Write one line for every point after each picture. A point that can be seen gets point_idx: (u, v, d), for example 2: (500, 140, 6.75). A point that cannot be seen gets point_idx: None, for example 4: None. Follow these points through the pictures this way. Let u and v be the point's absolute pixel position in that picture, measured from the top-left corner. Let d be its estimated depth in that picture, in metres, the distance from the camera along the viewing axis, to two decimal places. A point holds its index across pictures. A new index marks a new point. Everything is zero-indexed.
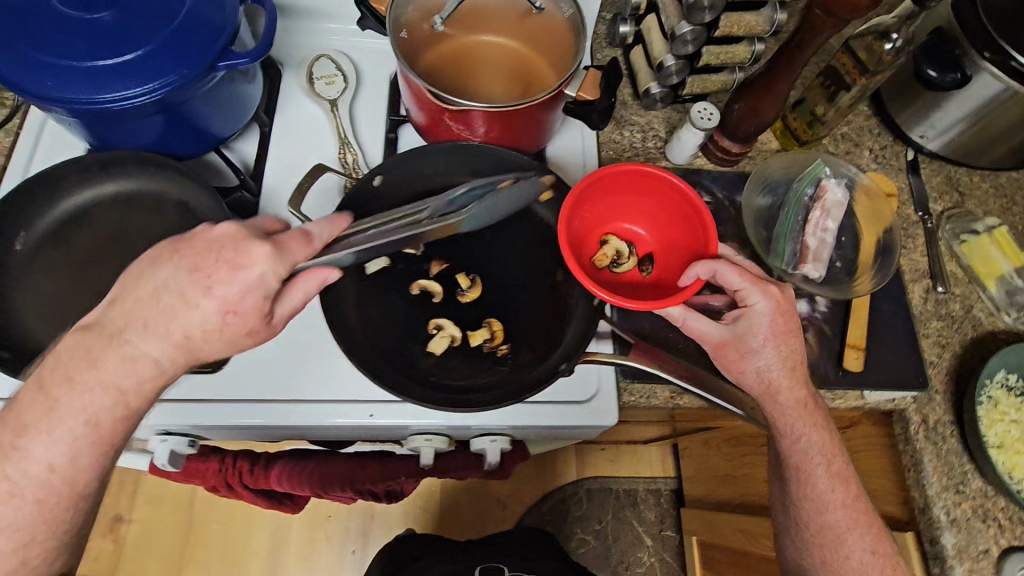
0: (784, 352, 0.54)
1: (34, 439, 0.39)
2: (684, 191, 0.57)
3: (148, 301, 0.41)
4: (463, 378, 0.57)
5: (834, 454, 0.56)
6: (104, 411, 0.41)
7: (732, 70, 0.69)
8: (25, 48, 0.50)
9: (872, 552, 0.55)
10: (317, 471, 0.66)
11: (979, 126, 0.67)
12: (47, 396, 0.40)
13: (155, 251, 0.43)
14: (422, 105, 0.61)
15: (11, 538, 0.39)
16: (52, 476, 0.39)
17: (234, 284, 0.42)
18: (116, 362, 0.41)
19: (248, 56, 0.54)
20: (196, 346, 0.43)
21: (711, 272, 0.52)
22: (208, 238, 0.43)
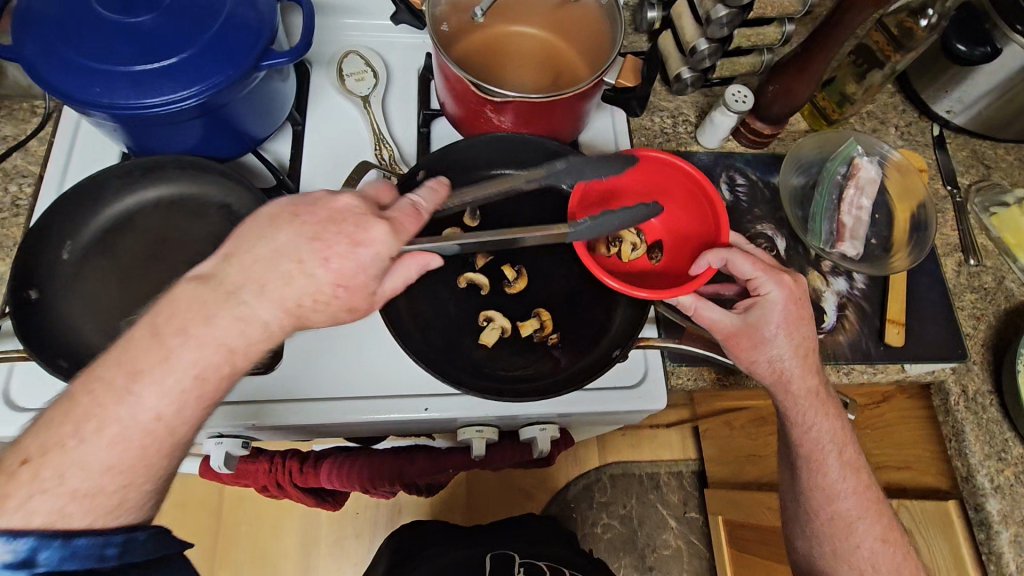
0: (797, 340, 0.53)
1: (149, 384, 0.36)
2: (694, 178, 0.58)
3: (265, 263, 0.40)
4: (516, 367, 0.57)
5: (845, 442, 0.56)
6: (215, 364, 0.38)
7: (761, 52, 0.70)
8: (69, 53, 0.49)
9: (883, 541, 0.57)
10: (365, 467, 0.67)
11: (1006, 99, 0.68)
12: (162, 343, 0.37)
13: (274, 212, 0.42)
14: (460, 100, 0.61)
15: (115, 479, 0.36)
16: (158, 424, 0.37)
17: (352, 259, 0.41)
18: (229, 321, 0.39)
19: (288, 55, 0.54)
20: (304, 314, 0.41)
21: (723, 260, 0.53)
22: (331, 208, 0.43)
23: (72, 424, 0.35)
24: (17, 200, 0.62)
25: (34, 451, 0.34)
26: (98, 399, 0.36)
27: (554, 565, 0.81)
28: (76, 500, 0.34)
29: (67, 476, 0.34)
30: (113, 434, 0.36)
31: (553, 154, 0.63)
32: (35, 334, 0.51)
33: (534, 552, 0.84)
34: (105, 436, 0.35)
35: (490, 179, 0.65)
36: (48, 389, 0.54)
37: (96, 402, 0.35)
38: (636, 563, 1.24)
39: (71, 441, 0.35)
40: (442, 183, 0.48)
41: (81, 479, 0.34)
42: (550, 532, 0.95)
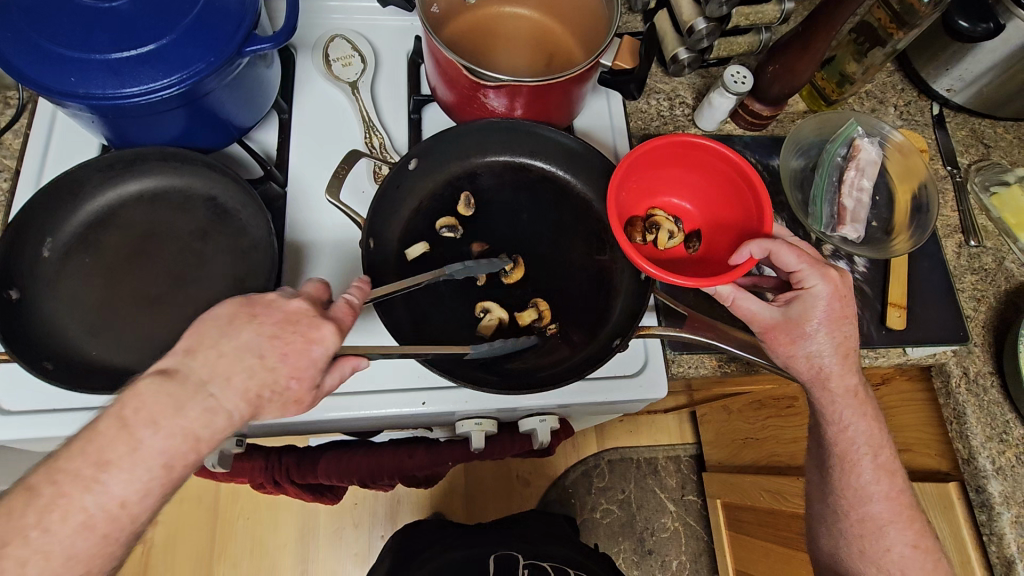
0: (839, 337, 0.53)
1: (116, 473, 0.35)
2: (738, 167, 0.55)
3: (228, 358, 0.38)
4: (513, 358, 0.56)
5: (880, 445, 0.56)
6: (181, 453, 0.36)
7: (759, 31, 0.68)
8: (42, 41, 0.47)
9: (914, 547, 0.55)
10: (363, 461, 0.66)
11: (1008, 76, 0.67)
12: (129, 433, 0.36)
13: (229, 311, 0.40)
14: (451, 84, 0.59)
15: (72, 569, 0.35)
16: (121, 512, 0.36)
17: (306, 356, 0.40)
18: (198, 413, 0.37)
19: (273, 41, 0.51)
20: (262, 406, 0.39)
21: (765, 251, 0.51)
22: (285, 310, 0.41)
23: (35, 513, 0.34)
24: None
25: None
26: (62, 489, 0.34)
27: (557, 564, 0.83)
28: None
29: (29, 564, 0.33)
30: (78, 523, 0.34)
31: (546, 138, 0.62)
32: (18, 335, 0.49)
33: (536, 552, 0.87)
34: (70, 526, 0.34)
35: (483, 167, 0.63)
36: (37, 391, 0.53)
37: (59, 493, 0.34)
38: (634, 547, 1.24)
39: (33, 531, 0.34)
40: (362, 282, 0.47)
41: (41, 567, 0.34)
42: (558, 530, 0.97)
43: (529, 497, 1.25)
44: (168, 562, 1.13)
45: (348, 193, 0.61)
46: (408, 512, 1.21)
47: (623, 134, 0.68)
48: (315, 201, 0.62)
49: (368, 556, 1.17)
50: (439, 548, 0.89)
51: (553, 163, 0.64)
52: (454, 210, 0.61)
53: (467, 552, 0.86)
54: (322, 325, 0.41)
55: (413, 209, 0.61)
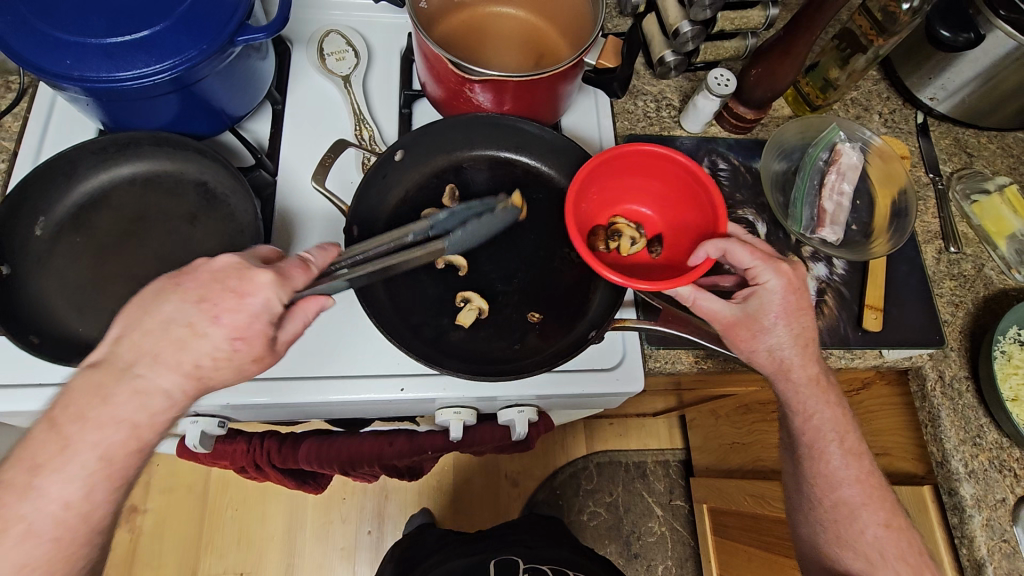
0: (797, 329, 0.54)
1: (49, 478, 0.38)
2: (693, 172, 0.57)
3: (153, 333, 0.40)
4: (489, 348, 0.57)
5: (846, 430, 0.57)
6: (120, 443, 0.39)
7: (744, 36, 0.70)
8: (42, 26, 0.49)
9: (886, 526, 0.56)
10: (343, 447, 0.67)
11: (989, 86, 0.68)
12: (60, 432, 0.39)
13: (159, 284, 0.42)
14: (439, 80, 0.60)
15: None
16: (69, 512, 0.39)
17: (242, 312, 0.42)
18: (128, 395, 0.40)
19: (264, 31, 0.53)
20: (205, 377, 0.42)
21: (720, 250, 0.52)
22: (210, 269, 0.43)
23: None
24: None
25: None
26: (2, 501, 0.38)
27: (555, 566, 0.84)
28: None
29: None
30: (22, 532, 0.38)
31: (531, 135, 0.63)
32: (5, 310, 0.51)
33: (532, 554, 0.87)
34: (14, 536, 0.37)
35: (469, 161, 0.65)
36: (22, 364, 0.54)
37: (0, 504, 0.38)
38: (621, 550, 1.24)
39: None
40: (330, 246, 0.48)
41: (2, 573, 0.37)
42: (550, 530, 0.98)
43: (517, 497, 1.25)
44: (155, 551, 1.13)
45: (336, 182, 0.63)
46: (396, 508, 1.21)
47: (609, 133, 0.70)
48: (305, 191, 0.63)
49: (354, 550, 1.17)
50: (445, 557, 0.90)
51: (538, 159, 0.65)
52: (438, 202, 0.63)
53: (468, 557, 0.87)
54: (255, 275, 0.42)
55: (399, 200, 0.62)
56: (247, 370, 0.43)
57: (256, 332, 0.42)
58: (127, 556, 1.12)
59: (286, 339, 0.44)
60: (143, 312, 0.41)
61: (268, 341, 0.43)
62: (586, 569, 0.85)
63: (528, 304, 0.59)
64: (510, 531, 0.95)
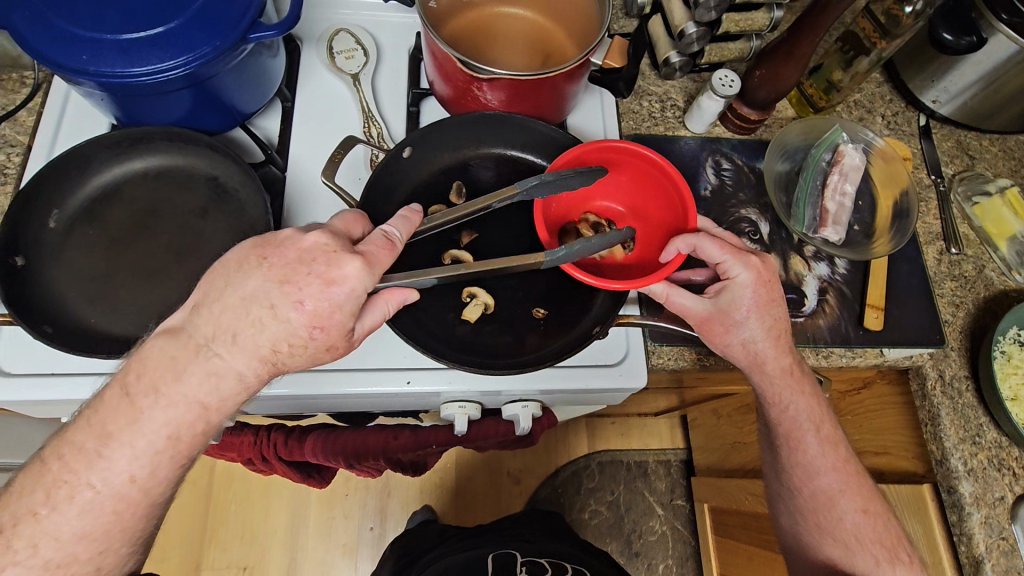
0: (769, 321, 0.55)
1: (116, 449, 0.40)
2: (663, 168, 0.58)
3: (235, 310, 0.42)
4: (494, 342, 0.58)
5: (822, 420, 0.58)
6: (187, 421, 0.41)
7: (749, 38, 0.70)
8: (59, 22, 0.50)
9: (864, 512, 0.57)
10: (348, 440, 0.68)
11: (991, 89, 0.68)
12: (131, 404, 0.41)
13: (243, 256, 0.44)
14: (447, 78, 0.61)
15: (88, 547, 0.40)
16: (131, 487, 0.41)
17: (325, 299, 0.42)
18: (199, 375, 0.41)
19: (277, 28, 0.54)
20: (277, 360, 0.43)
21: (690, 246, 0.53)
22: (298, 248, 0.43)
23: None
24: (4, 169, 0.62)
25: None
26: (69, 465, 0.40)
27: (557, 562, 0.85)
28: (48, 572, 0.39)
29: (41, 546, 0.39)
30: (83, 502, 0.40)
31: (537, 133, 0.64)
32: (20, 299, 0.52)
33: (534, 549, 0.87)
34: (73, 508, 0.39)
35: (476, 159, 0.66)
36: (35, 354, 0.55)
37: (69, 468, 0.40)
38: (622, 548, 1.25)
39: (42, 511, 0.39)
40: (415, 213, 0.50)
41: (54, 549, 0.39)
42: (552, 526, 0.99)
43: (518, 494, 1.26)
44: (159, 544, 1.14)
45: (345, 178, 0.63)
46: (398, 505, 1.22)
47: (614, 133, 0.70)
48: (314, 187, 0.64)
49: (357, 545, 1.18)
50: (446, 549, 0.90)
51: (543, 157, 0.66)
52: (445, 199, 0.64)
53: (471, 553, 0.87)
54: (343, 262, 0.43)
55: (407, 196, 0.63)
56: (317, 356, 0.44)
57: (334, 322, 0.43)
58: None
59: (368, 326, 0.46)
60: (227, 290, 0.42)
61: (343, 336, 0.44)
62: (587, 565, 0.85)
63: (532, 299, 0.60)
64: (512, 527, 0.96)
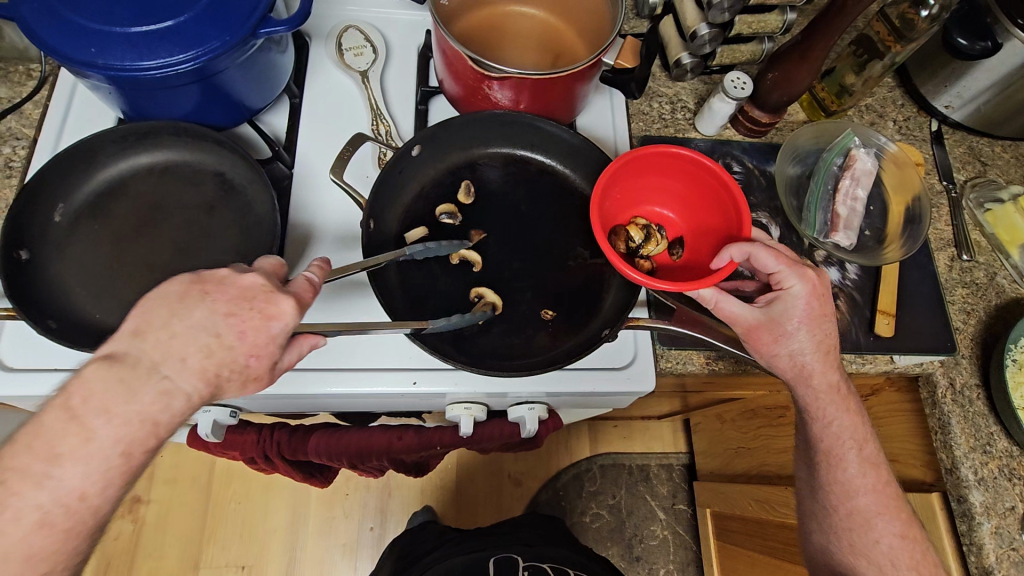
0: (819, 335, 0.54)
1: (69, 466, 0.35)
2: (716, 173, 0.57)
3: (180, 338, 0.39)
4: (505, 345, 0.57)
5: (865, 439, 0.57)
6: (139, 438, 0.37)
7: (761, 40, 0.70)
8: (69, 14, 0.49)
9: (901, 537, 0.56)
10: (353, 440, 0.67)
11: (1006, 95, 0.68)
12: (80, 423, 0.36)
13: (178, 289, 0.40)
14: (457, 76, 0.61)
15: (34, 567, 0.35)
16: (81, 506, 0.36)
17: (264, 332, 0.41)
18: (152, 395, 0.37)
19: (287, 24, 0.53)
20: (222, 386, 0.40)
21: (745, 253, 0.52)
22: (239, 284, 0.42)
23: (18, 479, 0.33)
24: (9, 161, 0.61)
25: None
26: (13, 488, 0.34)
27: (559, 566, 0.84)
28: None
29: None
30: (34, 522, 0.35)
31: (548, 133, 0.63)
32: (23, 293, 0.51)
33: (537, 553, 0.87)
34: (25, 526, 0.34)
35: (485, 158, 0.65)
36: (37, 347, 0.54)
37: (9, 488, 0.34)
38: (622, 553, 1.24)
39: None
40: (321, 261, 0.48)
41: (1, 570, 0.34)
42: (552, 531, 0.98)
43: (519, 496, 1.25)
44: (158, 542, 1.13)
45: (354, 175, 0.63)
46: (399, 505, 1.21)
47: (624, 134, 0.70)
48: (321, 185, 0.63)
49: (357, 546, 1.17)
50: (447, 552, 0.90)
51: (553, 157, 0.65)
52: (454, 197, 0.63)
53: (470, 556, 0.87)
54: (279, 300, 0.42)
55: (415, 194, 0.63)
56: (245, 387, 0.42)
57: (270, 353, 0.42)
58: (131, 545, 1.13)
59: (283, 370, 0.44)
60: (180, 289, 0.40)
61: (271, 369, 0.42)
62: (590, 569, 0.85)
63: (541, 301, 0.59)
64: (513, 531, 0.95)
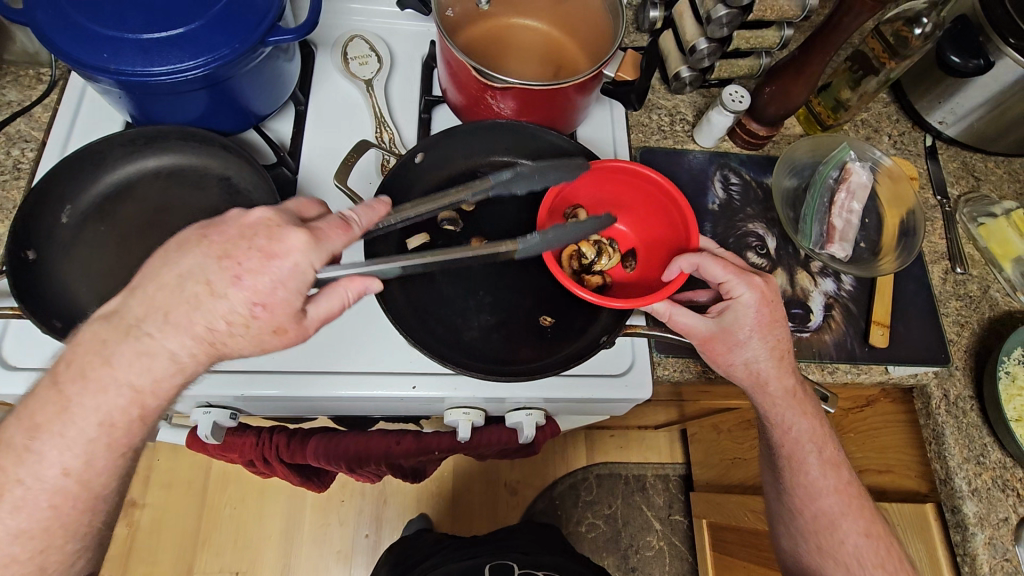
0: (771, 342, 0.55)
1: None
2: (661, 185, 0.58)
3: (170, 288, 0.41)
4: (504, 349, 0.57)
5: (825, 441, 0.58)
6: (118, 410, 0.40)
7: (759, 56, 0.72)
8: (82, 21, 0.50)
9: (867, 535, 0.57)
10: (350, 445, 0.68)
11: (998, 112, 0.69)
12: (59, 392, 0.40)
13: (187, 235, 0.43)
14: (461, 86, 0.62)
15: (24, 548, 0.39)
16: (66, 480, 0.40)
17: (266, 274, 0.42)
18: (129, 356, 0.40)
19: (294, 33, 0.54)
20: (218, 343, 0.42)
21: (693, 265, 0.53)
22: (241, 225, 0.43)
23: None
24: (18, 164, 0.62)
25: None
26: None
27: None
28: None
29: None
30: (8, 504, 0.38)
31: (552, 144, 0.64)
32: (28, 294, 0.52)
33: (533, 561, 0.86)
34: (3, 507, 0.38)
35: (487, 167, 0.66)
36: (39, 351, 0.55)
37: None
38: (618, 563, 1.24)
39: None
40: (381, 202, 0.48)
41: None
42: (548, 538, 0.97)
43: (514, 506, 1.25)
44: (152, 546, 1.13)
45: (358, 181, 0.64)
46: (393, 514, 1.21)
47: (624, 145, 0.71)
48: (324, 191, 0.64)
49: (351, 552, 1.17)
50: (443, 559, 0.90)
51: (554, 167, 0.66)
52: (456, 205, 0.64)
53: (466, 564, 0.86)
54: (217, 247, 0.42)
55: (417, 202, 0.64)
56: (267, 341, 0.43)
57: (279, 300, 0.42)
58: (123, 549, 1.12)
59: (325, 316, 0.45)
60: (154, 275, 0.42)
61: (291, 317, 0.43)
62: None
63: (541, 308, 0.60)
64: (508, 538, 0.95)
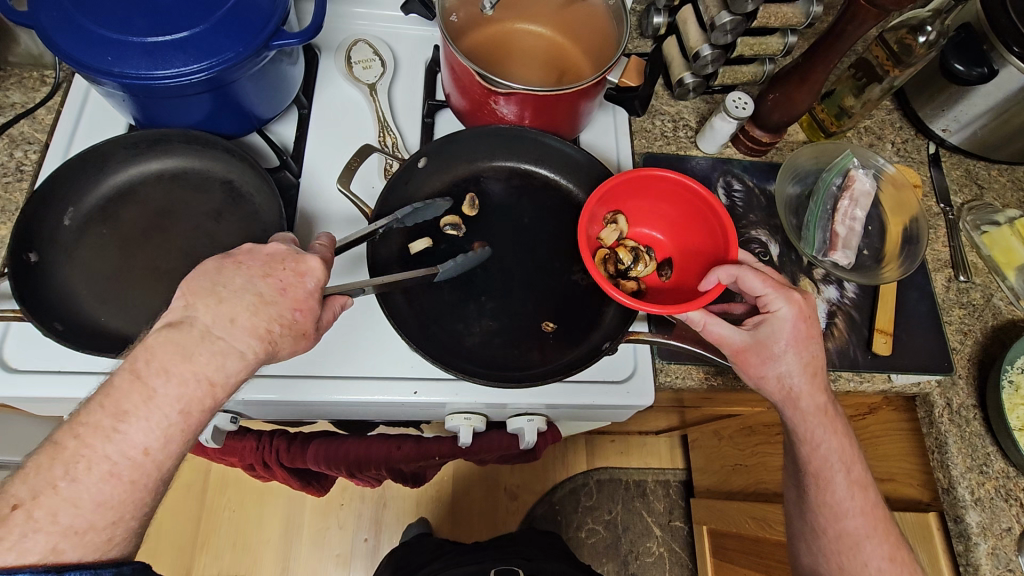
0: (805, 358, 0.54)
1: (135, 422, 0.38)
2: (705, 197, 0.58)
3: (227, 302, 0.43)
4: (507, 355, 0.57)
5: (852, 460, 0.58)
6: (195, 397, 0.40)
7: (762, 62, 0.72)
8: (85, 23, 0.50)
9: (891, 560, 0.56)
10: (350, 450, 0.67)
11: (1002, 120, 0.69)
12: (143, 383, 0.39)
13: (213, 265, 0.45)
14: (465, 92, 0.62)
15: (104, 516, 0.37)
16: (146, 460, 0.38)
17: (302, 290, 0.45)
18: (209, 356, 0.41)
19: (299, 37, 0.54)
20: (275, 344, 0.44)
21: (732, 276, 0.53)
22: (264, 254, 0.46)
23: (62, 465, 0.36)
24: (21, 165, 0.62)
25: (23, 496, 0.35)
26: (84, 442, 0.37)
27: None
28: (68, 538, 0.36)
29: (60, 514, 0.36)
30: (103, 471, 0.37)
31: (553, 149, 0.64)
32: (31, 295, 0.52)
33: (535, 567, 0.86)
34: (96, 474, 0.37)
35: (490, 171, 0.66)
36: (40, 352, 0.55)
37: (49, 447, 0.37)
38: (618, 569, 1.23)
39: (62, 483, 0.36)
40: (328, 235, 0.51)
41: (73, 516, 0.36)
42: (550, 544, 0.96)
43: (513, 512, 1.25)
44: (152, 549, 1.13)
45: (361, 188, 0.64)
46: (392, 518, 1.20)
47: (627, 153, 0.71)
48: (327, 195, 0.64)
49: (351, 556, 1.16)
50: (443, 565, 0.89)
51: (556, 172, 0.66)
52: (459, 209, 0.64)
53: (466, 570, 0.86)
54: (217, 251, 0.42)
55: None
56: (291, 344, 0.45)
57: (310, 308, 0.46)
58: None
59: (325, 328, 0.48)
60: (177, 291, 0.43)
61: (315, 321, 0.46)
62: None
63: (543, 313, 0.60)
64: (510, 544, 0.94)
